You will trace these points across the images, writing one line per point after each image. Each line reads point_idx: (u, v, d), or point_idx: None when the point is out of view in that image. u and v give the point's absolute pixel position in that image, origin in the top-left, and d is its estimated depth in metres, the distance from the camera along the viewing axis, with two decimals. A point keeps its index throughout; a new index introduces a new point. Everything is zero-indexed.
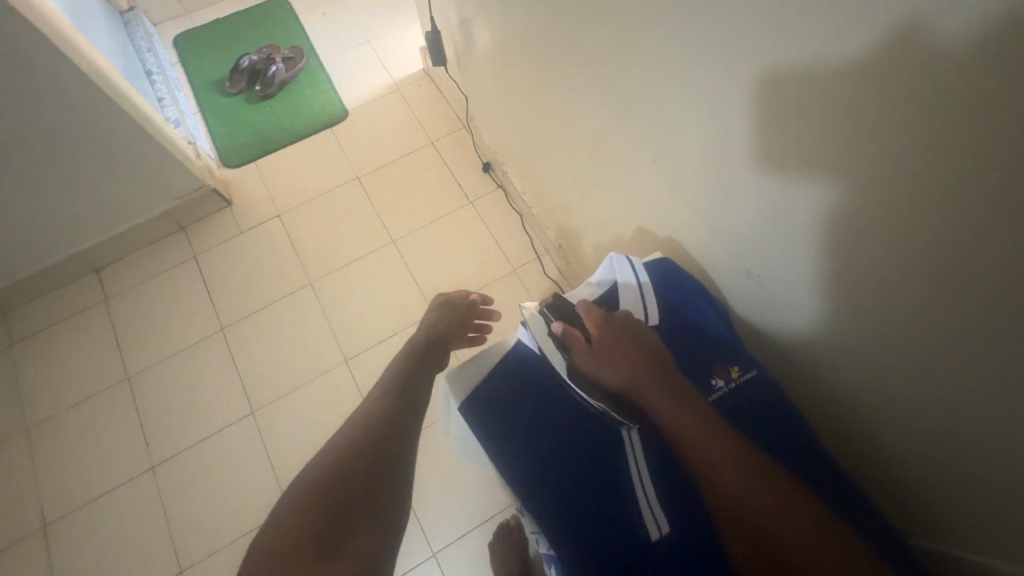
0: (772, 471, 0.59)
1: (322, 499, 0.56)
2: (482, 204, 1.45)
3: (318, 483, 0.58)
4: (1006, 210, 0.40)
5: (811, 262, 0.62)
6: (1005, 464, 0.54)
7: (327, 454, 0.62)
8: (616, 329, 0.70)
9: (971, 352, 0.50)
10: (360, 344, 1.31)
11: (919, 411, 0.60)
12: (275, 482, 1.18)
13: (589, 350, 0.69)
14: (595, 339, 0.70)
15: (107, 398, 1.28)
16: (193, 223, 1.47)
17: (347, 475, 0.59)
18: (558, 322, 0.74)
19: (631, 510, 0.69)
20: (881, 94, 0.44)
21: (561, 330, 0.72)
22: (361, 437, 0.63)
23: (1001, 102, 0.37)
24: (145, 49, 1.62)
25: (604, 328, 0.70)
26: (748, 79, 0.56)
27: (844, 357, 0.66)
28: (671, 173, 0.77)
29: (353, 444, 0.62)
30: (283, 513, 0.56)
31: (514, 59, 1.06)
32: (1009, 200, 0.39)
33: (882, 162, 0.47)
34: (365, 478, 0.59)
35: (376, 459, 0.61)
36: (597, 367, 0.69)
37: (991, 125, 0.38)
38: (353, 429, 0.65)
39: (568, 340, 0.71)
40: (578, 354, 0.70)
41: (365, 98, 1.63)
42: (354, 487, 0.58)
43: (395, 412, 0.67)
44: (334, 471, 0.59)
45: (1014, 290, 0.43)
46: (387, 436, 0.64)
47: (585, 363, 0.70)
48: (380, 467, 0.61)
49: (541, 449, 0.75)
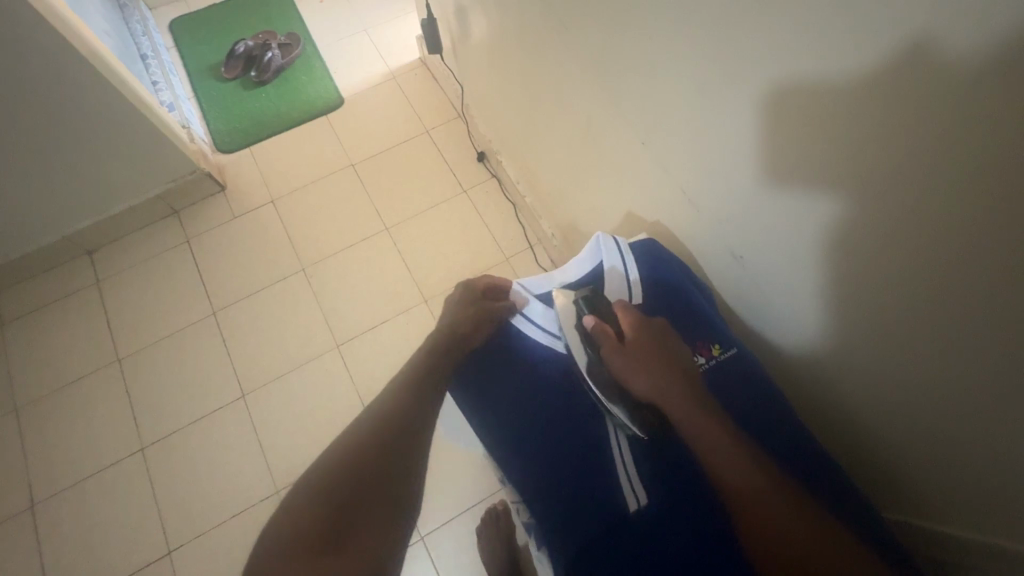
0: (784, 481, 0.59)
1: (320, 507, 0.56)
2: (476, 193, 1.45)
3: (331, 476, 0.58)
4: (987, 190, 0.41)
5: (795, 244, 0.63)
6: (982, 440, 0.55)
7: (342, 444, 0.62)
8: (650, 333, 0.71)
9: (949, 331, 0.51)
10: (353, 330, 1.31)
11: (900, 390, 0.61)
12: (264, 465, 1.19)
13: (620, 348, 0.70)
14: (629, 339, 0.70)
15: (98, 379, 1.28)
16: (186, 207, 1.47)
17: (359, 470, 0.59)
18: (590, 316, 0.74)
19: (610, 480, 0.72)
20: (865, 75, 0.45)
21: (596, 323, 0.72)
22: (379, 437, 0.63)
23: (983, 83, 0.38)
24: (141, 32, 1.61)
25: (640, 329, 0.71)
26: (737, 62, 0.57)
27: (826, 340, 0.67)
28: (661, 160, 0.78)
29: (359, 450, 0.61)
30: (282, 514, 0.57)
31: (510, 48, 1.06)
32: (991, 180, 0.41)
33: (866, 144, 0.48)
34: (376, 475, 0.59)
35: (386, 473, 0.60)
36: (625, 367, 0.69)
37: (973, 106, 0.39)
38: (370, 419, 0.65)
39: (600, 335, 0.71)
40: (608, 351, 0.71)
41: (360, 86, 1.63)
42: (353, 499, 0.57)
43: (407, 417, 0.66)
44: (347, 466, 0.59)
45: (993, 269, 0.44)
46: (401, 432, 0.64)
47: (611, 361, 0.70)
48: (382, 482, 0.59)
49: (525, 421, 0.77)
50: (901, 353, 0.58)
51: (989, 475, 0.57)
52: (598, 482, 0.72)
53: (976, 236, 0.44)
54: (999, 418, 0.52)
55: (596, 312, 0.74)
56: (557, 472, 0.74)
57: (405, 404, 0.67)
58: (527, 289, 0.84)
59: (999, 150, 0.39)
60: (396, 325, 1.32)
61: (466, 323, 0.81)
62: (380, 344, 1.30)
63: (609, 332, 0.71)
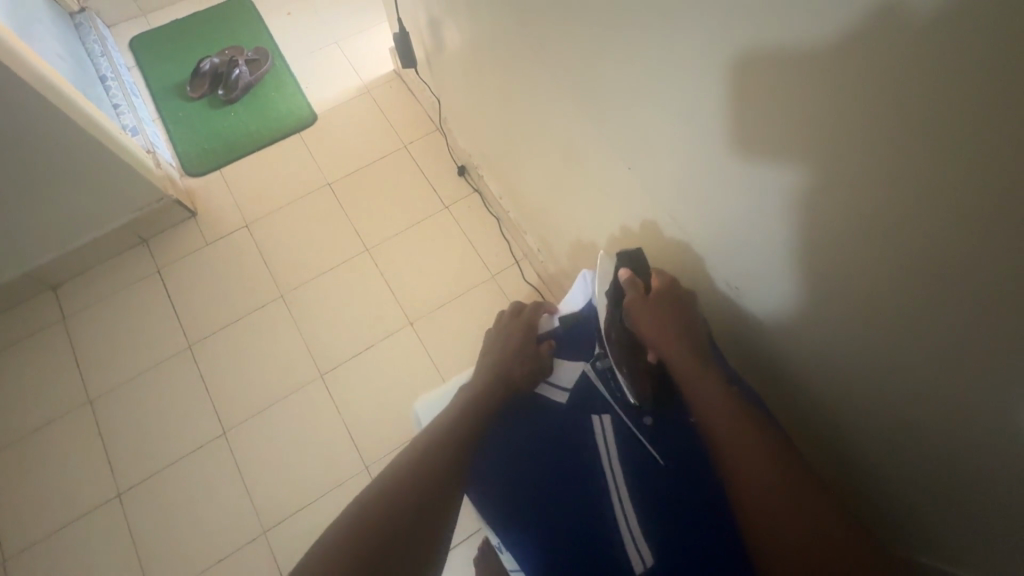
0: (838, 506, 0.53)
1: (399, 525, 0.54)
2: (458, 208, 1.41)
3: (385, 496, 0.56)
4: (1008, 224, 0.37)
5: (791, 279, 0.60)
6: (992, 490, 0.52)
7: (397, 464, 0.60)
8: (675, 294, 0.71)
9: (956, 378, 0.48)
10: (337, 358, 1.26)
11: (898, 430, 0.58)
12: (249, 504, 1.14)
13: (644, 299, 0.71)
14: (654, 295, 0.71)
15: (68, 423, 1.22)
16: (156, 235, 1.41)
17: (412, 492, 0.57)
18: (624, 268, 0.75)
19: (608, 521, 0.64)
20: (864, 111, 0.41)
21: (628, 274, 0.73)
22: (434, 461, 0.61)
23: (1004, 108, 0.33)
24: (99, 52, 1.54)
25: (667, 286, 0.71)
26: (726, 90, 0.53)
27: (823, 376, 0.64)
28: (646, 182, 0.75)
29: (433, 469, 0.60)
30: (349, 522, 0.54)
31: (487, 63, 1.03)
32: (1013, 213, 0.36)
33: (866, 182, 0.44)
34: (423, 500, 0.57)
35: (436, 502, 0.57)
36: (650, 322, 0.69)
37: (991, 130, 0.35)
38: (426, 441, 0.64)
39: (628, 284, 0.73)
40: (631, 300, 0.72)
41: (334, 101, 1.57)
42: (415, 519, 0.55)
43: (458, 453, 0.63)
44: (401, 487, 0.57)
45: (1016, 309, 0.40)
46: (459, 460, 0.62)
47: (635, 310, 0.71)
48: (427, 526, 0.55)
49: (526, 471, 0.70)
50: (908, 394, 0.54)
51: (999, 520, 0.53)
52: (592, 535, 0.64)
53: (997, 274, 0.39)
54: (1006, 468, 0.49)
55: (631, 264, 0.75)
56: (549, 532, 0.66)
57: (471, 420, 0.68)
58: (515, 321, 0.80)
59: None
60: (383, 350, 1.27)
61: (517, 362, 0.79)
62: (365, 372, 1.25)
63: (636, 283, 0.73)
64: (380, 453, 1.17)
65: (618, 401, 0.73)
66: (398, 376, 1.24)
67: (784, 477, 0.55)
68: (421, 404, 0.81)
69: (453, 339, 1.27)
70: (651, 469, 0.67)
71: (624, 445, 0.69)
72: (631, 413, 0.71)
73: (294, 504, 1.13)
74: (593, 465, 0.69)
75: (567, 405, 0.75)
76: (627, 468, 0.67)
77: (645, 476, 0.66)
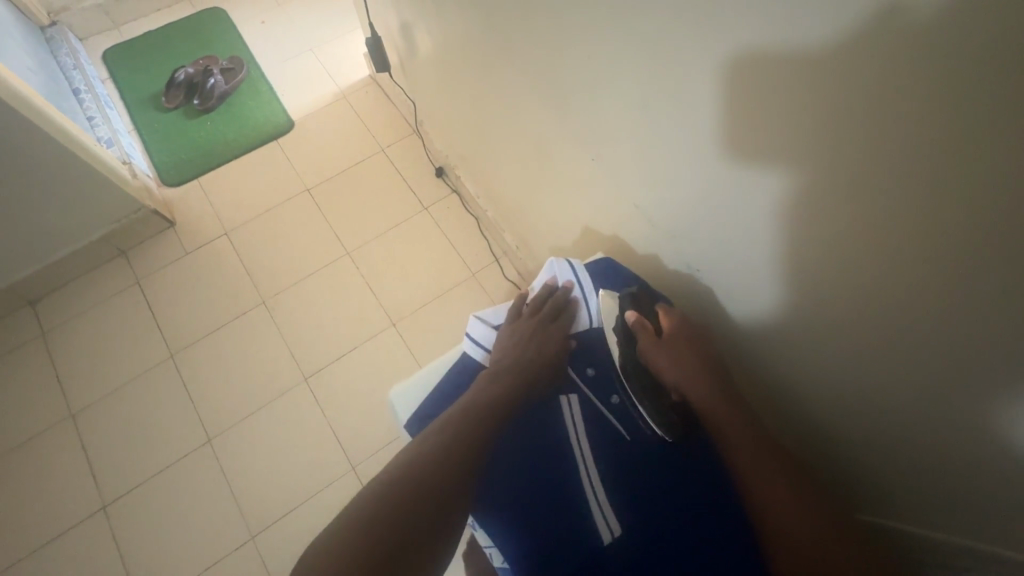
0: (815, 506, 0.58)
1: (385, 535, 0.51)
2: (437, 209, 1.42)
3: (398, 481, 0.56)
4: (971, 200, 0.38)
5: (750, 261, 0.62)
6: (951, 460, 0.53)
7: (410, 452, 0.61)
8: (687, 331, 0.70)
9: (910, 352, 0.50)
10: (321, 361, 1.27)
11: (860, 406, 0.60)
12: (237, 510, 1.14)
13: (658, 343, 0.69)
14: (667, 337, 0.70)
15: (50, 437, 1.21)
16: (134, 246, 1.40)
17: (421, 478, 0.57)
18: (630, 310, 0.72)
19: (580, 504, 0.65)
20: (813, 93, 0.43)
21: (637, 317, 0.71)
22: (444, 446, 0.61)
23: (962, 85, 0.34)
24: (71, 65, 1.53)
25: (678, 326, 0.70)
26: (683, 77, 0.55)
27: (791, 361, 0.65)
28: (615, 172, 0.77)
29: (423, 472, 0.57)
30: (332, 535, 0.52)
31: (459, 63, 1.04)
32: (975, 190, 0.37)
33: (818, 162, 0.46)
34: (434, 485, 0.57)
35: (447, 485, 0.57)
36: (663, 364, 0.69)
37: (950, 108, 0.35)
38: (437, 427, 0.64)
39: (637, 326, 0.71)
40: (644, 343, 0.70)
41: (310, 107, 1.58)
42: (428, 502, 0.55)
43: (470, 436, 0.63)
44: (411, 473, 0.57)
45: (961, 280, 0.42)
46: (470, 443, 0.62)
47: (651, 355, 0.70)
48: (439, 508, 0.55)
49: (529, 456, 0.69)
50: (866, 369, 0.56)
51: (965, 496, 0.55)
52: (568, 517, 0.64)
53: (960, 249, 0.40)
54: (960, 437, 0.51)
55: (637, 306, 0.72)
56: (525, 509, 0.65)
57: (481, 399, 0.67)
58: (484, 321, 0.81)
59: (984, 156, 0.35)
60: (366, 352, 1.28)
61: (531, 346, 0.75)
62: (350, 375, 1.25)
63: (646, 324, 0.71)
64: (368, 454, 1.18)
65: (586, 381, 0.75)
66: (383, 377, 1.25)
67: (780, 480, 0.59)
68: (395, 393, 0.81)
69: (436, 339, 1.28)
70: (618, 445, 0.70)
71: (594, 431, 0.71)
72: (600, 394, 0.74)
73: (282, 507, 1.14)
74: (565, 449, 0.69)
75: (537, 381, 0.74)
76: (596, 445, 0.69)
77: (612, 452, 0.69)
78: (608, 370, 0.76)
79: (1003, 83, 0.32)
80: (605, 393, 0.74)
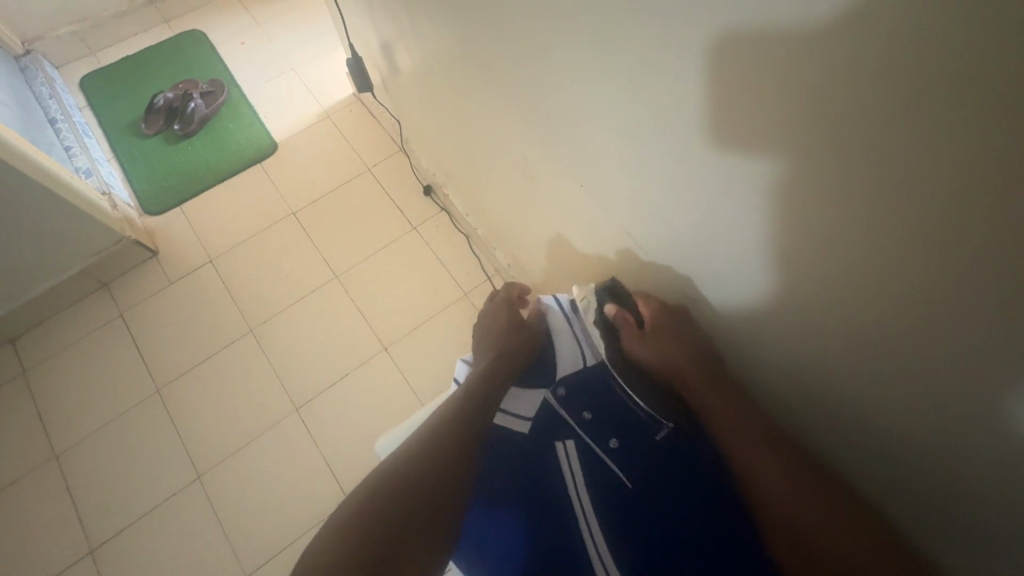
0: (839, 509, 0.53)
1: (377, 537, 0.52)
2: (427, 228, 1.39)
3: (387, 489, 0.56)
4: (972, 204, 0.34)
5: (751, 287, 0.59)
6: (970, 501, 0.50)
7: (400, 456, 0.60)
8: (670, 316, 0.68)
9: (921, 387, 0.47)
10: (312, 390, 1.23)
11: (866, 438, 0.57)
12: (229, 549, 1.10)
13: (641, 335, 0.70)
14: (647, 325, 0.69)
15: (33, 481, 1.17)
16: (117, 277, 1.37)
17: (410, 488, 0.56)
18: (610, 304, 0.73)
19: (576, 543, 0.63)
20: (805, 118, 0.40)
21: (617, 310, 0.71)
22: (433, 454, 0.60)
23: (954, 80, 0.31)
24: (47, 94, 1.50)
25: (658, 313, 0.69)
26: (667, 100, 0.52)
27: (794, 388, 0.63)
28: (602, 194, 0.74)
29: (407, 478, 0.57)
30: (325, 539, 0.52)
31: (442, 82, 1.01)
32: (976, 193, 0.33)
33: (817, 191, 0.43)
34: (422, 493, 0.57)
35: (435, 494, 0.57)
36: (648, 352, 0.69)
37: (947, 110, 0.32)
38: (427, 432, 0.63)
39: (618, 320, 0.72)
40: (628, 337, 0.71)
41: (294, 128, 1.55)
42: (415, 512, 0.55)
43: (460, 445, 0.62)
44: (399, 481, 0.57)
45: (976, 314, 0.39)
46: (459, 452, 0.61)
47: (635, 347, 0.70)
48: (426, 517, 0.56)
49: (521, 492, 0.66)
50: (872, 400, 0.53)
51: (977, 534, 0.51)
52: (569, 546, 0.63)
53: (968, 273, 0.37)
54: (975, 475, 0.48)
55: (616, 298, 0.73)
56: (527, 555, 0.63)
57: (471, 406, 0.67)
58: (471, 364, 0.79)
59: (986, 168, 0.32)
60: (358, 378, 1.24)
61: (510, 345, 0.75)
62: (341, 402, 1.22)
63: (625, 315, 0.71)
64: None
65: (582, 426, 0.70)
66: (376, 405, 1.22)
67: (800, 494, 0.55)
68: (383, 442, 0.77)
69: (430, 362, 1.25)
70: (620, 494, 0.65)
71: (591, 474, 0.67)
72: (596, 438, 0.69)
73: (277, 545, 1.10)
74: (559, 488, 0.66)
75: (531, 434, 0.71)
76: (597, 494, 0.66)
77: (610, 495, 0.65)
78: (605, 408, 0.71)
79: (1005, 82, 0.29)
80: (604, 435, 0.69)
